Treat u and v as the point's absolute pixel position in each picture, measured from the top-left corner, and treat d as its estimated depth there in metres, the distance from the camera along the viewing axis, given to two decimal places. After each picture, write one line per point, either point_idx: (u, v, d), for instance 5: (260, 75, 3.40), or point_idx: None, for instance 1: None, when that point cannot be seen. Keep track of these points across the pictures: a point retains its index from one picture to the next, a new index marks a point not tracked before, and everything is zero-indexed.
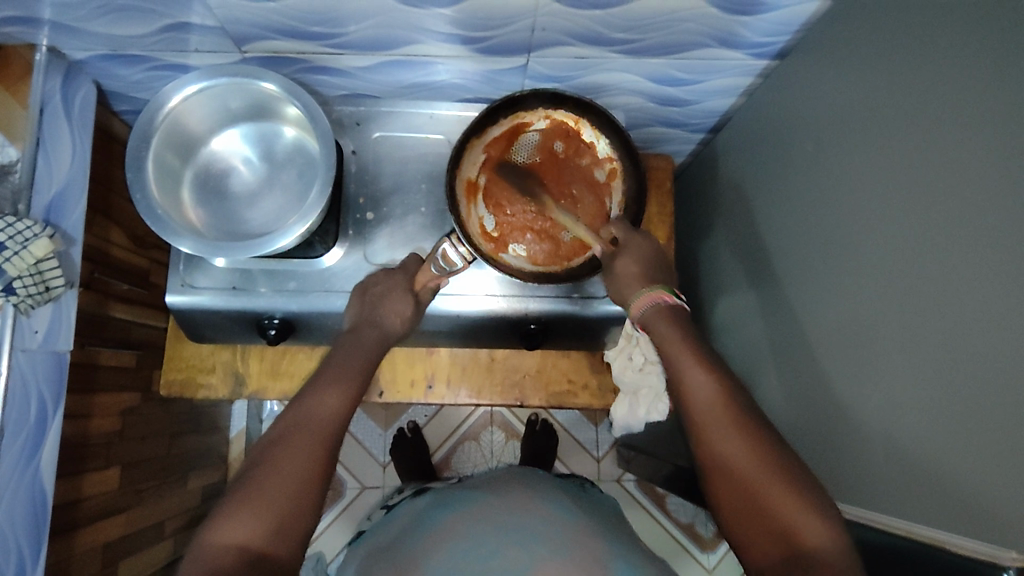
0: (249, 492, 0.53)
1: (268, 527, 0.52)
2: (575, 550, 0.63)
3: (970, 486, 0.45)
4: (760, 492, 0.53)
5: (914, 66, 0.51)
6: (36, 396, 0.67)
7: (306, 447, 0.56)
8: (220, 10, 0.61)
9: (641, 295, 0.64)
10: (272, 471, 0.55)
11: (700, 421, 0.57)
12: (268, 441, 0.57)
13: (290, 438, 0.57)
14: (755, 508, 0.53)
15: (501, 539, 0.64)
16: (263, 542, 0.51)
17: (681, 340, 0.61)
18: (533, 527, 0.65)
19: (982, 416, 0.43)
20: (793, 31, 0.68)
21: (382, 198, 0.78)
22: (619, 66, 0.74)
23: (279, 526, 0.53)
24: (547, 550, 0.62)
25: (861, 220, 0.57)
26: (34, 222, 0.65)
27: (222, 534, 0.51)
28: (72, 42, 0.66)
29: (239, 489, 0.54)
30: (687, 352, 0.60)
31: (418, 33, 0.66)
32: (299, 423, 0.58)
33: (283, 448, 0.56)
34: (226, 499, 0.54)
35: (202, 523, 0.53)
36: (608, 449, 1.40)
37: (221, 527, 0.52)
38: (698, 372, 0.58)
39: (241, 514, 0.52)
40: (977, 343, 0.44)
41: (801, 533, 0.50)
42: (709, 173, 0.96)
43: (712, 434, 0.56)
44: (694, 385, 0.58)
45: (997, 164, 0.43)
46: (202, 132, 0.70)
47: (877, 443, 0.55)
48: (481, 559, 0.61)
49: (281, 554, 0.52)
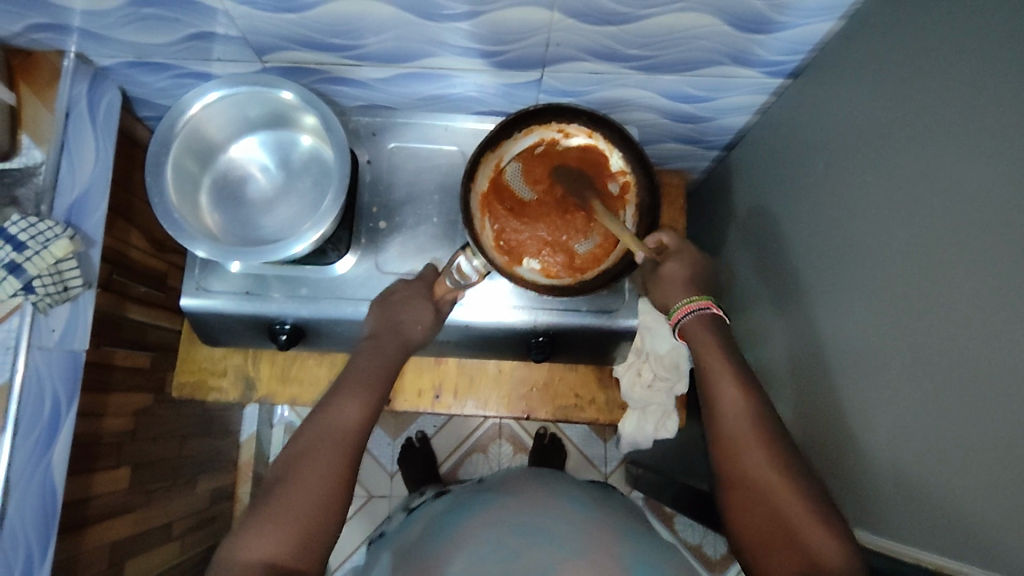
0: (277, 508, 0.54)
1: (293, 541, 0.53)
2: (594, 548, 0.62)
3: (978, 515, 0.44)
4: (783, 514, 0.55)
5: (927, 87, 0.51)
6: (52, 393, 0.68)
7: (328, 459, 0.57)
8: (242, 20, 0.62)
9: (685, 302, 0.67)
10: (296, 485, 0.55)
11: (731, 444, 0.60)
12: (293, 453, 0.58)
13: (316, 451, 0.57)
14: (774, 527, 0.56)
15: (516, 541, 0.63)
16: (290, 556, 0.52)
17: (716, 365, 0.63)
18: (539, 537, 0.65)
19: (995, 444, 0.42)
20: (807, 50, 0.68)
21: (395, 208, 0.79)
22: (633, 82, 0.74)
23: (305, 541, 0.53)
24: (563, 549, 0.61)
25: (876, 240, 0.57)
26: (55, 223, 0.67)
27: (247, 551, 0.52)
28: (98, 48, 0.68)
29: (264, 504, 0.55)
30: (724, 374, 0.63)
31: (435, 45, 0.67)
32: (320, 434, 0.59)
33: (308, 460, 0.57)
34: (250, 515, 0.54)
35: (227, 539, 0.54)
36: (617, 466, 1.38)
37: (245, 543, 0.52)
38: (732, 397, 0.62)
39: (265, 530, 0.53)
40: (986, 367, 0.43)
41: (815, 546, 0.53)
42: (722, 190, 0.95)
43: (741, 453, 0.59)
44: (726, 408, 0.61)
45: (1009, 185, 0.43)
46: (220, 140, 0.71)
47: (885, 467, 0.54)
48: (503, 560, 0.61)
49: (304, 567, 0.53)
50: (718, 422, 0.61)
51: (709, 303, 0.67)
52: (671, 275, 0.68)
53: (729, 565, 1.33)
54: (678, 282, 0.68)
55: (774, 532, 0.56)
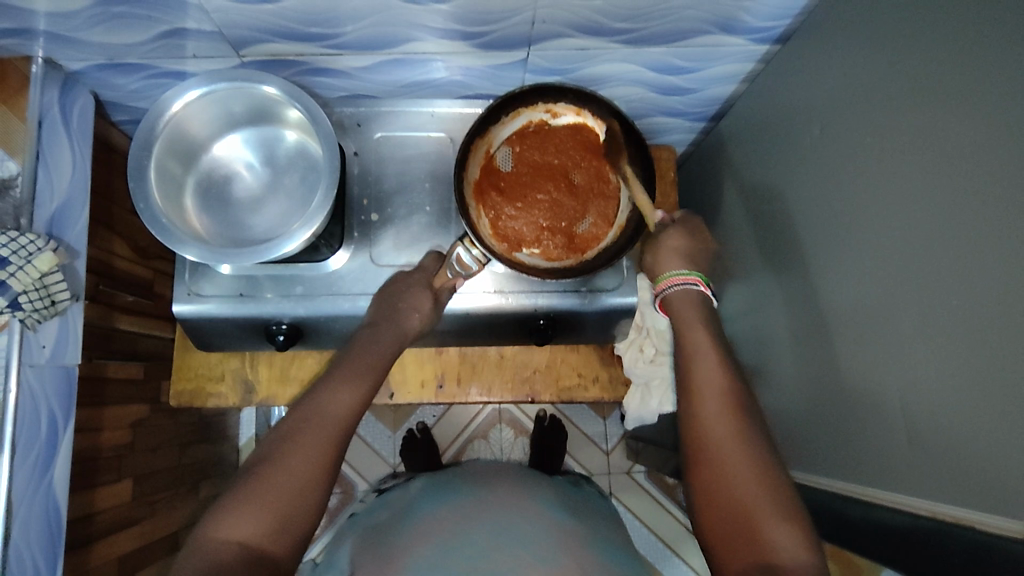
0: (256, 488, 0.52)
1: (272, 524, 0.51)
2: (566, 555, 0.62)
3: (993, 465, 0.45)
4: (749, 500, 0.51)
5: (916, 46, 0.51)
6: (46, 413, 0.66)
7: (315, 445, 0.55)
8: (217, 14, 0.60)
9: (675, 273, 0.66)
10: (279, 468, 0.53)
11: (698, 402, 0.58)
12: (278, 436, 0.56)
13: (302, 435, 0.56)
14: (743, 533, 0.51)
15: (489, 539, 0.63)
16: (264, 538, 0.50)
17: (698, 335, 0.62)
18: (526, 529, 0.65)
19: (1006, 396, 0.43)
20: (794, 14, 0.67)
21: (386, 199, 0.78)
22: (619, 57, 0.73)
23: (281, 525, 0.51)
24: (557, 553, 0.62)
25: (873, 199, 0.57)
26: (37, 236, 0.65)
27: (224, 529, 0.49)
28: (68, 52, 0.65)
29: (245, 483, 0.52)
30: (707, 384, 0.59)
31: (417, 29, 0.65)
32: (309, 419, 0.57)
33: (292, 443, 0.55)
34: (229, 492, 0.52)
35: (204, 516, 0.51)
36: (617, 442, 1.39)
37: (223, 521, 0.50)
38: (708, 358, 0.61)
39: (246, 509, 0.50)
40: (990, 317, 0.44)
41: (767, 527, 0.50)
42: (711, 161, 0.95)
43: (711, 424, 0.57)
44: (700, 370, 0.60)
45: (1006, 139, 0.43)
46: (202, 140, 0.69)
47: (892, 420, 0.55)
48: (468, 560, 0.60)
49: (281, 556, 0.50)
50: (696, 411, 0.58)
51: (697, 279, 0.66)
52: (669, 244, 0.67)
53: None
54: (674, 250, 0.67)
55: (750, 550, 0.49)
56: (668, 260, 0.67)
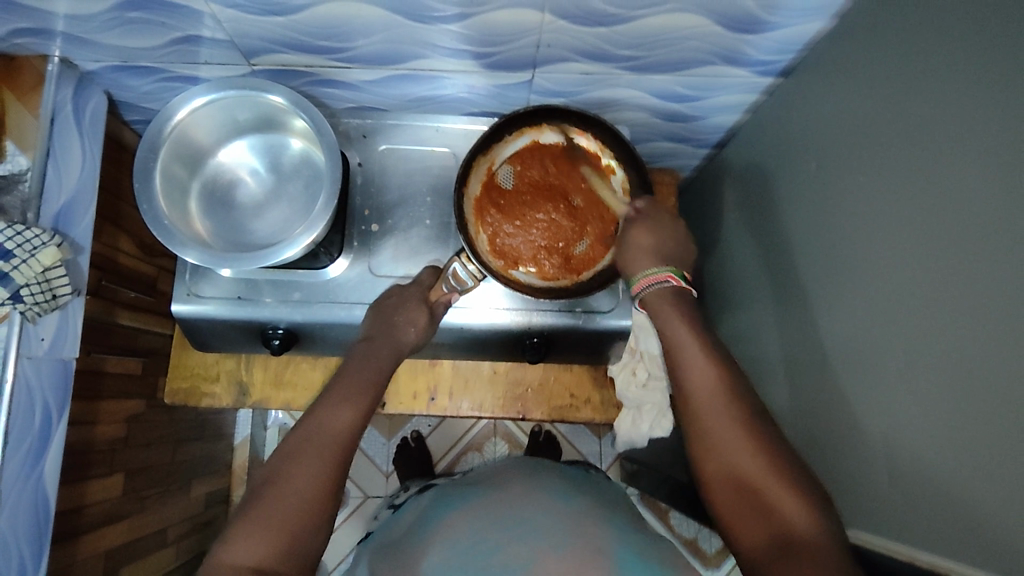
0: (260, 511, 0.51)
1: (279, 546, 0.50)
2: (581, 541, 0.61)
3: (974, 515, 0.44)
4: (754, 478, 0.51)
5: (915, 90, 0.51)
6: (41, 404, 0.67)
7: (317, 463, 0.55)
8: (229, 24, 0.61)
9: (649, 272, 0.63)
10: (284, 488, 0.53)
11: (688, 386, 0.57)
12: (281, 456, 0.56)
13: (306, 455, 0.55)
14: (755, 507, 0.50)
15: (504, 534, 0.62)
16: (274, 559, 0.49)
17: (675, 321, 0.60)
18: (537, 519, 0.63)
19: (991, 446, 0.42)
20: (798, 49, 0.68)
21: (387, 210, 0.79)
22: (624, 83, 0.74)
23: (290, 544, 0.51)
24: (551, 542, 0.60)
25: (868, 238, 0.57)
26: (42, 231, 0.66)
27: (232, 554, 0.49)
28: (84, 53, 0.67)
29: (248, 508, 0.52)
30: (708, 391, 0.56)
31: (425, 47, 0.66)
32: (310, 438, 0.56)
33: (296, 463, 0.54)
34: (233, 519, 0.52)
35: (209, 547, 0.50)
36: (611, 463, 1.39)
37: (233, 546, 0.49)
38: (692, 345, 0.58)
39: (252, 532, 0.50)
40: (977, 365, 0.44)
41: (778, 501, 0.49)
42: (714, 188, 0.96)
43: (703, 408, 0.56)
44: (686, 355, 0.58)
45: (998, 188, 0.43)
46: (208, 145, 0.70)
47: (878, 461, 0.54)
48: (480, 557, 0.60)
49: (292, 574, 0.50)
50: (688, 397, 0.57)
51: (668, 274, 0.62)
52: (639, 241, 0.64)
53: (724, 558, 1.34)
54: (643, 249, 0.64)
55: (795, 560, 0.46)
56: (637, 258, 0.64)
